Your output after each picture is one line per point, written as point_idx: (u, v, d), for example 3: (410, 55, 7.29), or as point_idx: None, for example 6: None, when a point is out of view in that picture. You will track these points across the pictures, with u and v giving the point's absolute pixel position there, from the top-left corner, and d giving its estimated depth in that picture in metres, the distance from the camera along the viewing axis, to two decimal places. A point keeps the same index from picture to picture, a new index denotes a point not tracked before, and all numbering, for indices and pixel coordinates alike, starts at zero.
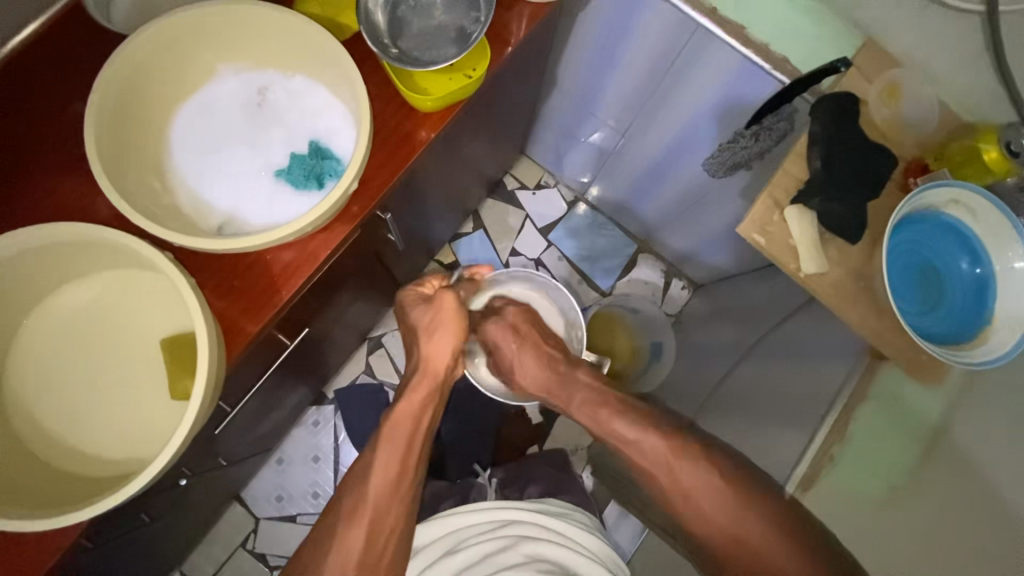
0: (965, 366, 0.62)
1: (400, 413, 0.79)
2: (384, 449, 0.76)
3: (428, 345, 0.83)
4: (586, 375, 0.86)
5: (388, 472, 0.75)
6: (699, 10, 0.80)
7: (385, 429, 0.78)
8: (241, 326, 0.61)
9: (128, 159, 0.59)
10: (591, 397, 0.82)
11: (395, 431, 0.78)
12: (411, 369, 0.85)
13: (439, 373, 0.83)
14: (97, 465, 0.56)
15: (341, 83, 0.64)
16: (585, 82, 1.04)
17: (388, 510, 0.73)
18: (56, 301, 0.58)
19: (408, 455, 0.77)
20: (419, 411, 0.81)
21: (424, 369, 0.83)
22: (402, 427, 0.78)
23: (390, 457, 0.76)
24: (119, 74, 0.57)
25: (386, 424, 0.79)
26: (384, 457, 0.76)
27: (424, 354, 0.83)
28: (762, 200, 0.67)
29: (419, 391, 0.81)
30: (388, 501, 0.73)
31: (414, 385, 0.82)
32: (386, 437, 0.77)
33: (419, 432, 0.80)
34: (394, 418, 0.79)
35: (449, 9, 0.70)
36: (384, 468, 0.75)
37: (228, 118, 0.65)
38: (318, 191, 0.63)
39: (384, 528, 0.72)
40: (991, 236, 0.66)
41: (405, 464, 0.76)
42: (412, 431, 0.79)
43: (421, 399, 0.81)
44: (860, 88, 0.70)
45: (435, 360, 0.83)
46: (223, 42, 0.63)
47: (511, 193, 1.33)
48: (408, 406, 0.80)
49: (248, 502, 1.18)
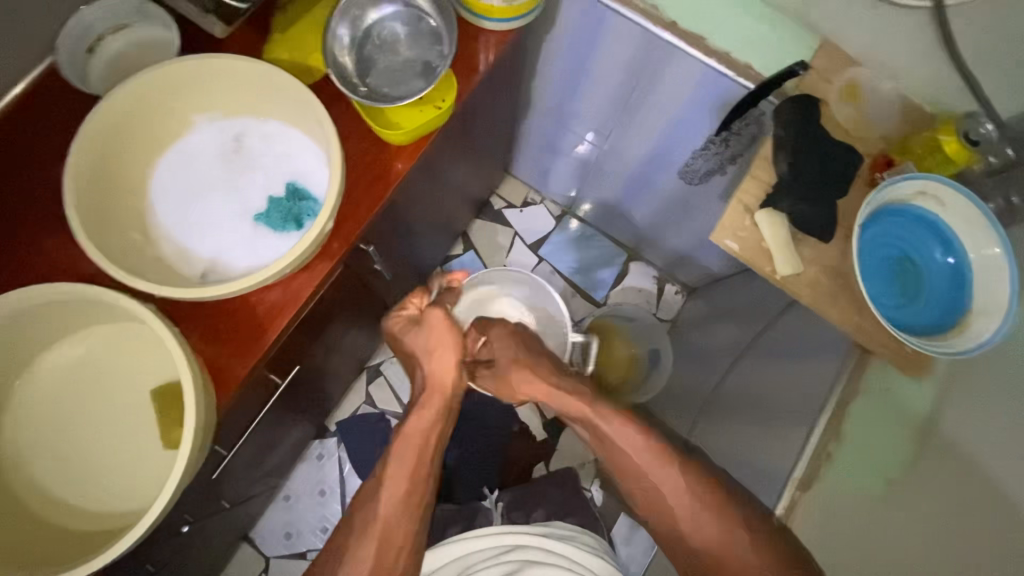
0: (950, 356, 0.62)
1: (409, 429, 0.78)
2: (394, 465, 0.76)
3: (430, 365, 0.83)
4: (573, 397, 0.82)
5: (398, 487, 0.74)
6: (660, 24, 0.81)
7: (395, 446, 0.78)
8: (229, 370, 0.62)
9: (110, 214, 0.60)
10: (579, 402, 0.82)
11: (406, 446, 0.77)
12: (417, 393, 0.85)
13: (447, 387, 0.82)
14: (100, 519, 0.56)
15: (312, 124, 0.66)
16: (559, 99, 1.06)
17: (400, 533, 0.72)
18: (44, 361, 0.59)
19: (417, 469, 0.76)
20: (429, 428, 0.79)
21: (431, 388, 0.82)
22: (414, 441, 0.78)
23: (400, 472, 0.75)
24: (96, 134, 0.59)
25: (394, 443, 0.78)
26: (395, 474, 0.75)
27: (428, 373, 0.83)
28: (732, 206, 0.69)
29: (427, 408, 0.80)
30: (399, 516, 0.73)
31: (422, 404, 0.81)
32: (395, 453, 0.77)
33: (429, 446, 0.79)
34: (406, 433, 0.78)
35: (413, 45, 0.72)
36: (394, 485, 0.74)
37: (206, 167, 0.67)
38: (298, 231, 0.65)
39: (395, 544, 0.71)
40: (963, 225, 0.67)
41: (415, 478, 0.76)
42: (423, 445, 0.78)
43: (431, 415, 0.80)
44: (821, 89, 0.72)
45: (439, 376, 0.82)
46: (196, 95, 0.65)
47: (498, 212, 1.35)
48: (417, 422, 0.79)
49: (257, 541, 1.18)
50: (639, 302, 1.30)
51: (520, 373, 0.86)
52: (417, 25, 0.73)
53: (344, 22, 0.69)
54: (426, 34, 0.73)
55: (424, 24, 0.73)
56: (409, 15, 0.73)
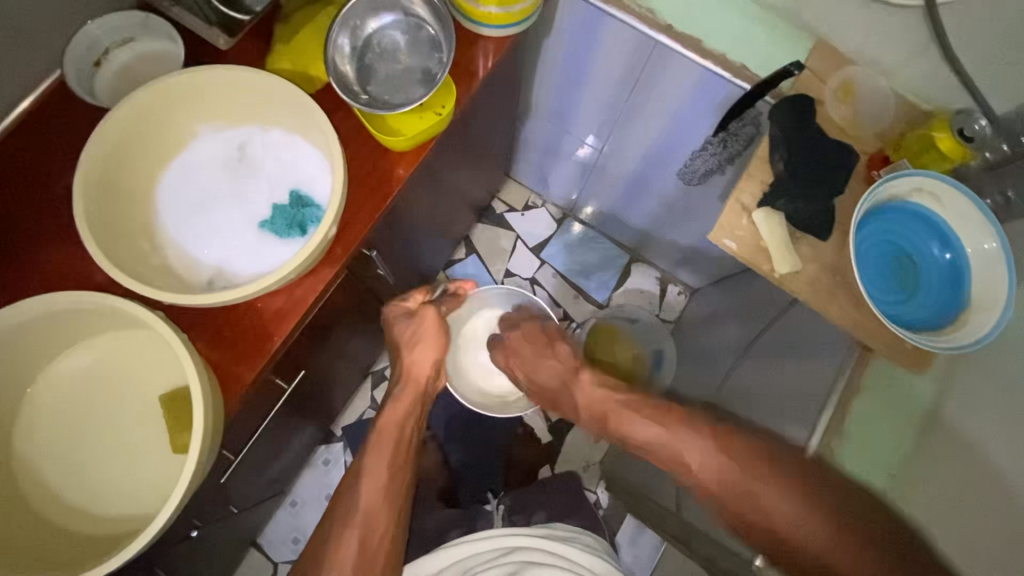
0: (949, 350, 0.63)
1: (386, 421, 0.80)
2: (373, 457, 0.76)
3: (410, 358, 0.83)
4: (586, 378, 0.83)
5: (378, 479, 0.75)
6: (655, 27, 0.82)
7: (371, 438, 0.79)
8: (236, 375, 0.63)
9: (119, 224, 0.62)
10: (588, 396, 0.81)
11: (382, 436, 0.79)
12: (393, 381, 0.85)
13: (421, 384, 0.84)
14: (113, 523, 0.58)
15: (314, 130, 0.67)
16: (558, 103, 1.07)
17: (383, 519, 0.73)
18: (54, 370, 0.60)
19: (394, 461, 0.77)
20: (404, 420, 0.81)
21: (406, 381, 0.83)
22: (390, 432, 0.79)
23: (380, 464, 0.76)
24: (105, 145, 0.60)
25: (372, 435, 0.79)
26: (373, 466, 0.76)
27: (407, 366, 0.83)
28: (730, 206, 0.69)
29: (402, 401, 0.82)
30: (380, 507, 0.74)
31: (397, 395, 0.83)
32: (373, 444, 0.78)
33: (405, 438, 0.80)
34: (380, 426, 0.79)
35: (412, 52, 0.74)
36: (374, 477, 0.75)
37: (211, 175, 0.68)
38: (302, 237, 0.66)
39: (377, 531, 0.72)
40: (959, 220, 0.67)
41: (395, 471, 0.77)
42: (400, 436, 0.79)
43: (405, 408, 0.82)
44: (816, 89, 0.73)
45: (417, 370, 0.83)
46: (201, 106, 0.67)
47: (499, 216, 1.36)
48: (393, 414, 0.81)
49: (265, 547, 1.19)
50: (641, 304, 1.31)
51: (539, 361, 0.88)
52: (416, 34, 0.74)
53: (344, 32, 0.70)
54: (425, 42, 0.74)
55: (423, 32, 0.74)
56: (408, 24, 0.74)
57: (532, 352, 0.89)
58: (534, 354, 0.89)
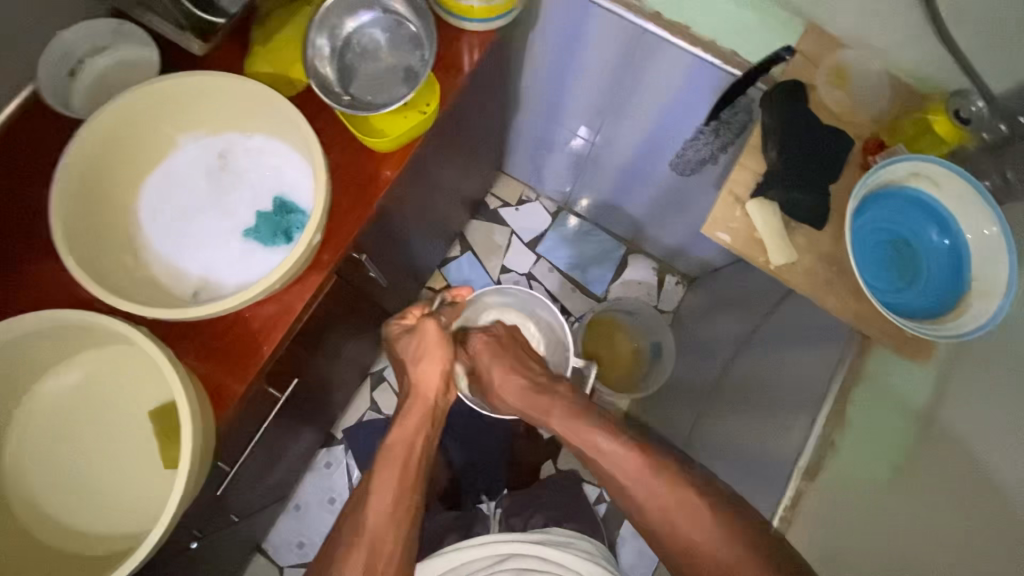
0: (954, 337, 0.62)
1: (394, 439, 0.79)
2: (382, 473, 0.76)
3: (417, 372, 0.84)
4: (563, 389, 0.86)
5: (385, 498, 0.74)
6: (643, 16, 0.81)
7: (380, 456, 0.78)
8: (226, 387, 0.62)
9: (101, 238, 0.61)
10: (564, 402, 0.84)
11: (390, 454, 0.78)
12: (404, 396, 0.86)
13: (430, 398, 0.83)
14: (103, 542, 0.57)
15: (295, 134, 0.66)
16: (547, 95, 1.05)
17: (389, 537, 0.72)
18: (44, 388, 0.59)
19: (402, 478, 0.77)
20: (413, 436, 0.80)
21: (414, 396, 0.83)
22: (399, 449, 0.78)
23: (386, 482, 0.75)
24: (80, 159, 0.58)
25: (382, 448, 0.79)
26: (381, 481, 0.75)
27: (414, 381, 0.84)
28: (723, 197, 0.68)
29: (411, 417, 0.82)
30: (388, 521, 0.73)
31: (406, 412, 0.82)
32: (382, 459, 0.78)
33: (413, 457, 0.78)
34: (390, 444, 0.79)
35: (394, 50, 0.72)
36: (379, 491, 0.74)
37: (193, 185, 0.67)
38: (287, 244, 0.65)
39: (385, 549, 0.71)
40: (957, 205, 0.66)
41: (404, 483, 0.76)
42: (408, 453, 0.78)
43: (414, 425, 0.81)
44: (809, 74, 0.72)
45: (424, 384, 0.83)
46: (179, 115, 0.65)
47: (494, 212, 1.34)
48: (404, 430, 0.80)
49: (271, 552, 1.19)
50: (640, 295, 1.30)
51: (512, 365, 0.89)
52: (397, 31, 0.72)
53: (323, 33, 0.69)
54: (406, 39, 0.72)
55: (404, 30, 0.72)
56: (388, 22, 0.72)
57: (501, 360, 0.90)
58: (515, 360, 0.90)
